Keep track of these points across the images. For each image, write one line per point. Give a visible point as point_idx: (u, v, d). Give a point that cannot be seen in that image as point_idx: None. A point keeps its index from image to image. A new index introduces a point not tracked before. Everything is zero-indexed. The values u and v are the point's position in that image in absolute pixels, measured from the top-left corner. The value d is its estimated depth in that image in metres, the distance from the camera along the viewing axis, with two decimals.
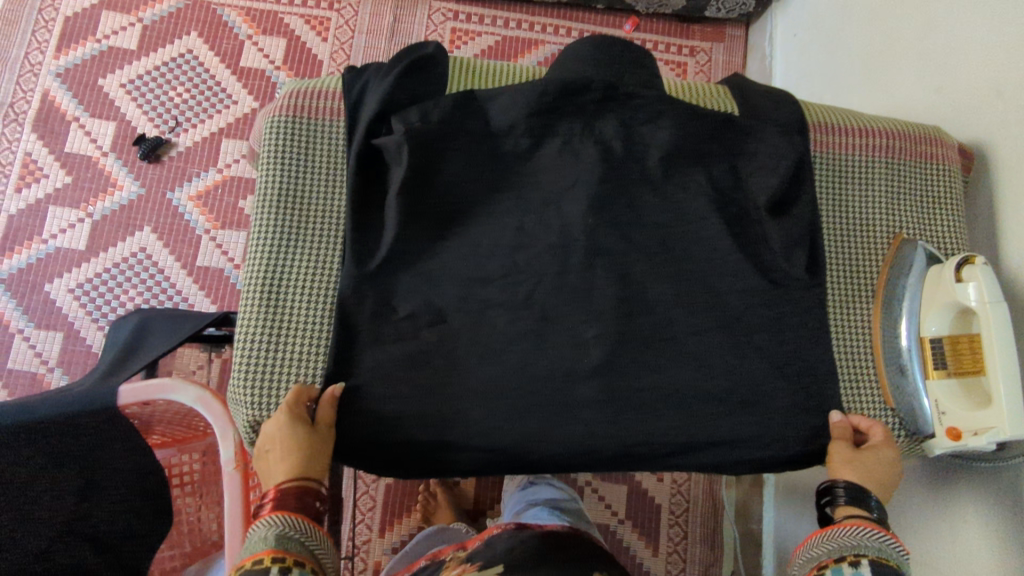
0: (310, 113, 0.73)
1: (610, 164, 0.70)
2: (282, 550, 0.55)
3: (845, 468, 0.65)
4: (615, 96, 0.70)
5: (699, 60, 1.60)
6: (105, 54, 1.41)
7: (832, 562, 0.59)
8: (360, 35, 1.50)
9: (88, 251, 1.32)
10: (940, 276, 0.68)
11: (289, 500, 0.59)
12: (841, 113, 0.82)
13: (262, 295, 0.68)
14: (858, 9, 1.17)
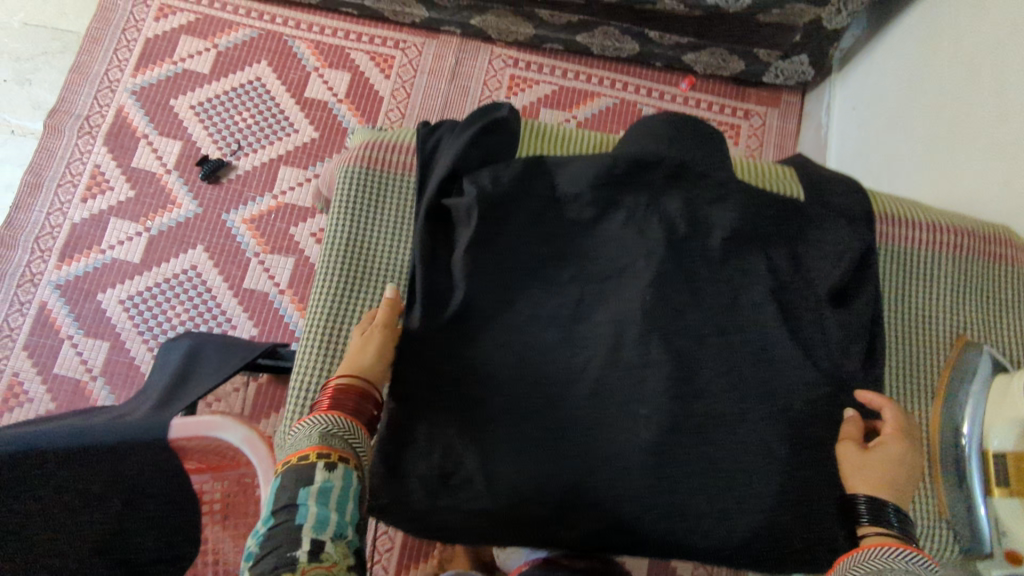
0: (385, 166, 0.78)
1: (674, 242, 0.70)
2: (325, 446, 0.60)
3: (857, 470, 0.64)
4: (685, 175, 0.70)
5: (752, 124, 1.61)
6: (179, 76, 1.47)
7: None
8: (422, 75, 1.54)
9: (142, 264, 1.36)
10: (1006, 388, 0.65)
11: (346, 399, 0.64)
12: (910, 204, 0.81)
13: (325, 336, 0.74)
14: (925, 91, 1.16)
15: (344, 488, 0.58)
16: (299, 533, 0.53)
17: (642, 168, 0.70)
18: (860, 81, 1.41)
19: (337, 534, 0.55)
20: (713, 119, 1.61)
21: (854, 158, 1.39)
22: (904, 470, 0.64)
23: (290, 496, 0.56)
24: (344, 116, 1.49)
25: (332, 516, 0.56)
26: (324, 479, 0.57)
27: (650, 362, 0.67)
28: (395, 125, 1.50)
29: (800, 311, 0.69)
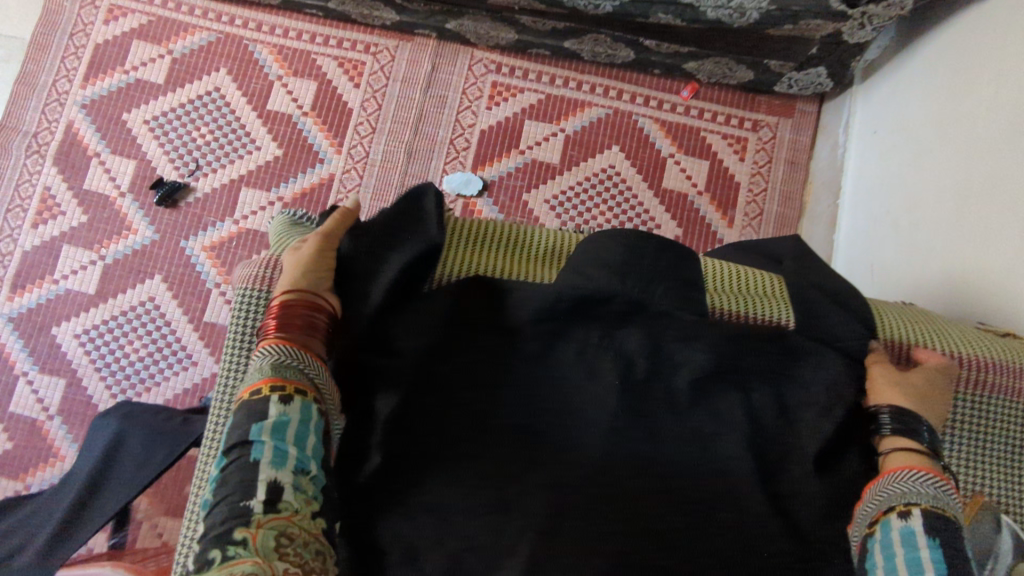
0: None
1: (630, 386, 0.64)
2: (279, 378, 0.60)
3: (889, 391, 0.64)
4: (646, 313, 0.66)
5: (761, 137, 1.44)
6: (131, 86, 1.37)
7: (882, 514, 0.57)
8: (394, 83, 1.41)
9: (97, 295, 1.29)
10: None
11: (298, 318, 0.64)
12: (913, 323, 0.75)
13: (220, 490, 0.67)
14: (951, 130, 1.02)
15: (303, 420, 0.59)
16: (257, 472, 0.54)
17: (593, 301, 0.66)
18: (881, 101, 1.25)
19: (300, 469, 0.56)
20: (718, 130, 1.45)
21: (871, 191, 1.23)
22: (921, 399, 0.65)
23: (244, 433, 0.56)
24: (310, 132, 1.38)
25: (291, 450, 0.56)
26: (279, 413, 0.58)
27: (590, 534, 0.57)
28: (366, 141, 1.39)
29: (778, 467, 0.62)
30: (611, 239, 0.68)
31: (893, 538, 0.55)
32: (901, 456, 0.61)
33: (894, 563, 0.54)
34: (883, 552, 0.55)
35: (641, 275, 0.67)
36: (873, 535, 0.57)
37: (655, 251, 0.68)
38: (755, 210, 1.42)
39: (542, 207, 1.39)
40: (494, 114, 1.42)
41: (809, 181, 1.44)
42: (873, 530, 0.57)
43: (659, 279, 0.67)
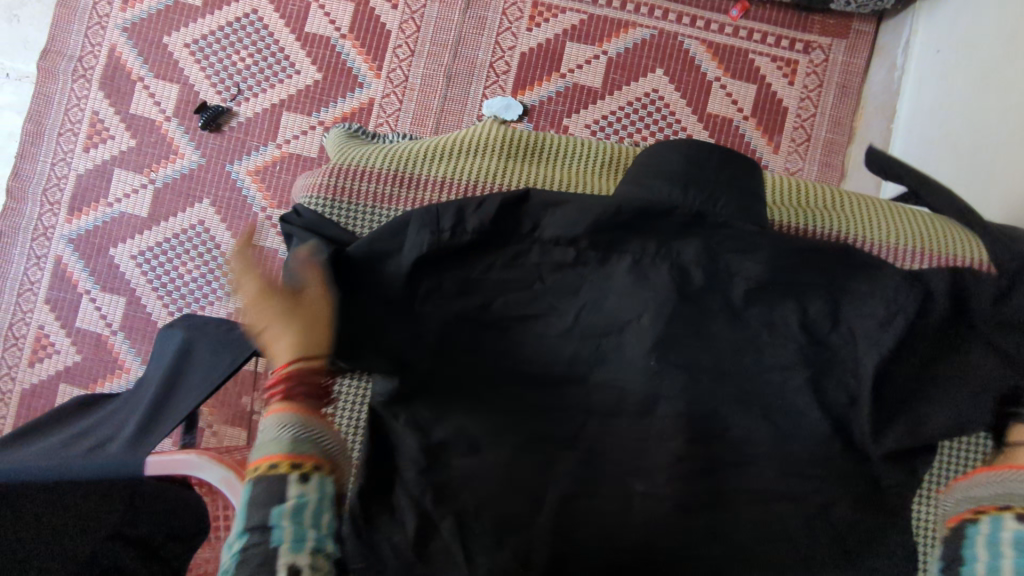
0: (356, 199, 0.70)
1: (687, 295, 0.65)
2: (296, 455, 0.53)
3: None
4: (703, 225, 0.66)
5: (813, 59, 1.39)
6: (170, 9, 1.36)
7: (992, 509, 0.56)
8: (433, 4, 1.38)
9: (150, 218, 1.33)
10: None
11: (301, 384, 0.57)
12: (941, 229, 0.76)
13: None
14: (1020, 48, 0.97)
15: (322, 498, 0.53)
16: (277, 557, 0.49)
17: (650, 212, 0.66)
18: (946, 18, 1.19)
19: (319, 549, 0.51)
20: (767, 52, 1.39)
21: (929, 114, 1.19)
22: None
23: (262, 515, 0.50)
24: (348, 55, 1.37)
25: (309, 532, 0.51)
26: (298, 493, 0.51)
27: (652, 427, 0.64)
28: (405, 64, 1.37)
29: (827, 378, 0.64)
30: (669, 149, 0.68)
31: (1002, 537, 0.53)
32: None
33: (999, 564, 0.53)
34: (988, 547, 0.54)
35: (702, 185, 0.67)
36: (978, 525, 0.55)
37: (719, 161, 0.67)
38: (802, 135, 1.38)
39: (583, 131, 1.37)
40: (535, 36, 1.39)
41: (861, 105, 1.39)
42: (978, 518, 0.56)
43: (720, 192, 0.67)
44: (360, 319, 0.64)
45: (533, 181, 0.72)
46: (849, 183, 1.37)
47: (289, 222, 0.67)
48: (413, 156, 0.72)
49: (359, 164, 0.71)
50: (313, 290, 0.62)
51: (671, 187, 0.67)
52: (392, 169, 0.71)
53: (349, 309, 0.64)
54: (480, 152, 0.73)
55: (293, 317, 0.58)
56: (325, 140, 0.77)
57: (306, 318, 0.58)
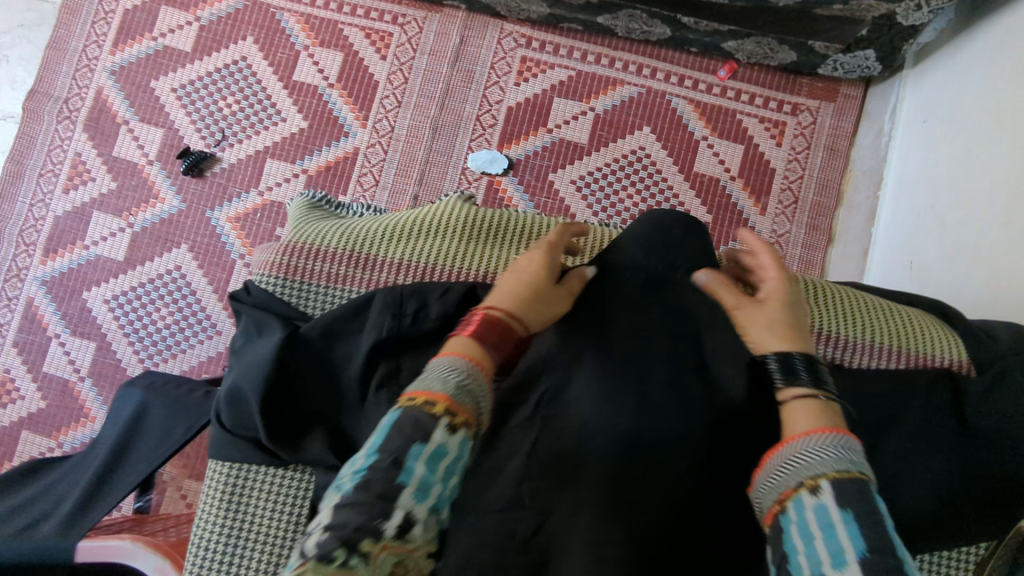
0: (305, 276, 0.68)
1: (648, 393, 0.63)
2: (455, 403, 0.50)
3: (768, 338, 0.63)
4: (660, 294, 0.71)
5: (801, 121, 1.39)
6: (159, 54, 1.37)
7: (791, 493, 0.52)
8: (422, 56, 1.38)
9: (125, 262, 1.31)
10: None
11: (490, 330, 0.56)
12: (914, 325, 0.76)
13: (226, 523, 0.64)
14: (1003, 130, 0.96)
15: (457, 458, 0.50)
16: (401, 494, 0.46)
17: (615, 284, 0.71)
18: (933, 88, 1.19)
19: (433, 509, 0.48)
20: (755, 113, 1.39)
21: (913, 184, 1.18)
22: (772, 320, 0.63)
23: (401, 447, 0.48)
24: (335, 104, 1.37)
25: (434, 487, 0.48)
26: (441, 442, 0.49)
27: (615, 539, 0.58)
28: (391, 115, 1.37)
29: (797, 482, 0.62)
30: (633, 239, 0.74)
31: (809, 518, 0.50)
32: (801, 423, 0.56)
33: (816, 552, 0.48)
34: (802, 537, 0.50)
35: (663, 252, 0.73)
36: (787, 514, 0.52)
37: (680, 233, 0.74)
38: (789, 197, 1.37)
39: (568, 187, 1.36)
40: (523, 90, 1.39)
41: (848, 169, 1.38)
42: (786, 507, 0.52)
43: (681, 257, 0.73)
44: (304, 404, 0.63)
45: (496, 267, 0.71)
46: (837, 246, 1.35)
47: (240, 301, 0.67)
48: (373, 235, 0.70)
49: (316, 243, 0.69)
50: (257, 369, 0.62)
51: (635, 267, 0.73)
52: (346, 248, 0.69)
53: (293, 393, 0.63)
54: (438, 231, 0.72)
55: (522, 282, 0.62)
56: (289, 211, 0.77)
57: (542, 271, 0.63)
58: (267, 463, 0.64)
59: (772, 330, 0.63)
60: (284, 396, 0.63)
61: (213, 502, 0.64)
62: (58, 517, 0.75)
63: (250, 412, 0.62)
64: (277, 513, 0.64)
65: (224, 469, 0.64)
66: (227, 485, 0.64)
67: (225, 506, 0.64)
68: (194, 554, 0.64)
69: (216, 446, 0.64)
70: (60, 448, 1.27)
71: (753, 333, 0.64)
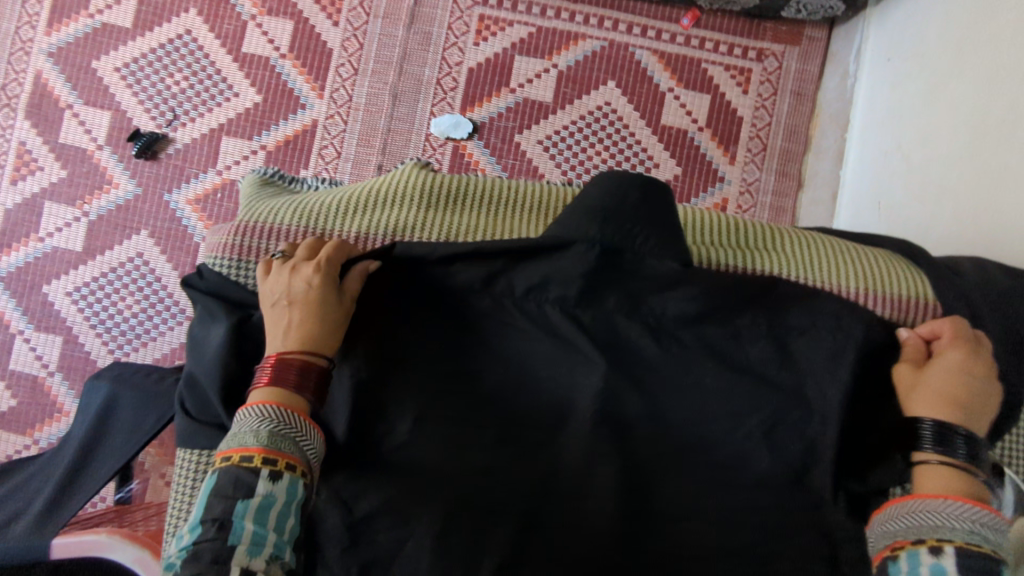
0: (256, 255, 0.66)
1: (617, 348, 0.62)
2: (272, 451, 0.53)
3: (919, 404, 0.58)
4: (619, 261, 0.63)
5: (766, 67, 1.37)
6: (98, 32, 1.30)
7: (909, 544, 0.52)
8: (376, 20, 1.33)
9: (84, 253, 1.27)
10: None
11: (289, 373, 0.57)
12: (888, 267, 0.71)
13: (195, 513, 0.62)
14: (966, 63, 0.95)
15: (290, 501, 0.53)
16: (232, 558, 0.50)
17: (564, 248, 0.63)
18: (895, 26, 1.17)
19: (274, 556, 0.52)
20: (720, 61, 1.37)
21: (880, 125, 1.17)
22: (977, 392, 0.58)
23: (225, 509, 0.52)
24: (289, 75, 1.32)
25: (269, 536, 0.52)
26: (266, 493, 0.52)
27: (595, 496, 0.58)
28: (348, 83, 1.33)
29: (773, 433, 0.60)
30: (586, 197, 0.65)
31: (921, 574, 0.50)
32: (934, 481, 0.55)
33: None
34: None
35: (624, 218, 0.63)
36: (897, 563, 0.52)
37: (638, 196, 0.63)
38: (758, 145, 1.36)
39: (535, 148, 1.33)
40: (483, 50, 1.35)
41: (815, 113, 1.37)
42: (898, 556, 0.52)
43: (641, 227, 0.63)
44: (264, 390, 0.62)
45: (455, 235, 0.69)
46: (806, 192, 1.35)
47: (193, 286, 0.66)
48: (327, 210, 0.68)
49: (268, 221, 0.67)
50: (213, 359, 0.60)
51: (587, 234, 0.63)
52: (299, 224, 0.67)
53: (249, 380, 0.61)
54: (394, 202, 0.69)
55: (300, 317, 0.60)
56: (240, 188, 0.74)
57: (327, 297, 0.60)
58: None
59: (936, 400, 0.58)
60: (241, 386, 0.60)
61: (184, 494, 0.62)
62: (33, 516, 0.74)
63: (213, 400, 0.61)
64: None
65: (192, 458, 0.62)
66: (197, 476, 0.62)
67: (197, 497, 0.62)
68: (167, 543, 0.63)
69: (182, 436, 0.63)
70: (36, 445, 1.25)
71: (914, 406, 0.58)
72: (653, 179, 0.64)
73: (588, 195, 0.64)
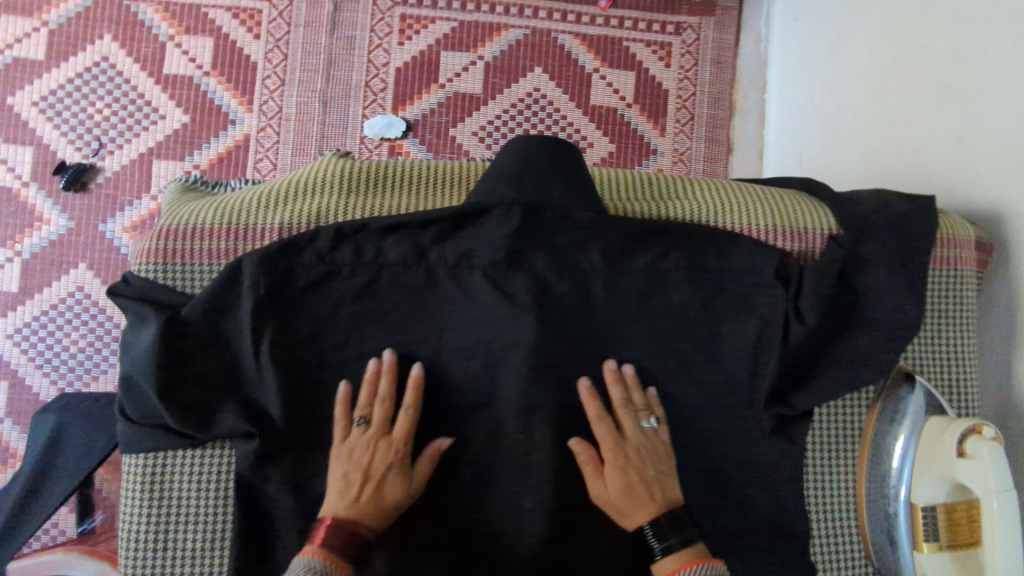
0: (180, 257, 0.65)
1: (547, 304, 0.63)
2: None
3: (605, 485, 0.60)
4: (541, 218, 0.64)
5: (685, 40, 1.41)
6: (11, 67, 1.27)
7: None
8: (297, 29, 1.33)
9: (21, 293, 1.24)
10: (941, 435, 0.58)
11: (336, 534, 0.55)
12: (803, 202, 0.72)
13: (149, 518, 0.62)
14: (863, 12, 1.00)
15: None
16: None
17: (484, 213, 0.64)
18: None
19: None
20: (641, 38, 1.41)
21: (794, 82, 1.22)
22: (660, 470, 0.60)
23: None
24: (215, 92, 1.31)
25: None
26: None
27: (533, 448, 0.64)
28: (276, 94, 1.32)
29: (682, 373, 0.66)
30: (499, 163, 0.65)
31: None
32: (669, 563, 0.56)
33: None
34: None
35: (536, 178, 0.64)
36: None
37: (550, 157, 0.65)
38: (686, 115, 1.41)
39: (471, 140, 1.36)
40: (408, 49, 1.36)
41: (736, 80, 1.42)
42: None
43: (556, 184, 0.64)
44: (196, 384, 0.60)
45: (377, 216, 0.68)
46: (736, 156, 1.40)
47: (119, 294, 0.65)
48: (247, 205, 0.67)
49: (190, 222, 0.66)
50: (144, 352, 0.59)
51: (507, 198, 0.64)
52: (220, 222, 0.66)
53: (178, 371, 0.60)
54: (313, 190, 0.68)
55: (361, 479, 0.58)
56: (165, 196, 0.73)
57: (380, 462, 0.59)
58: (184, 446, 0.62)
59: (640, 491, 0.59)
60: (173, 380, 0.60)
61: (136, 495, 0.62)
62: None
63: (151, 400, 0.61)
64: (201, 497, 0.62)
65: (142, 461, 0.62)
66: (148, 475, 0.62)
67: (149, 497, 0.62)
68: (124, 552, 0.62)
69: (126, 440, 0.62)
70: None
71: (603, 499, 0.60)
72: (564, 138, 0.66)
73: (502, 162, 0.65)
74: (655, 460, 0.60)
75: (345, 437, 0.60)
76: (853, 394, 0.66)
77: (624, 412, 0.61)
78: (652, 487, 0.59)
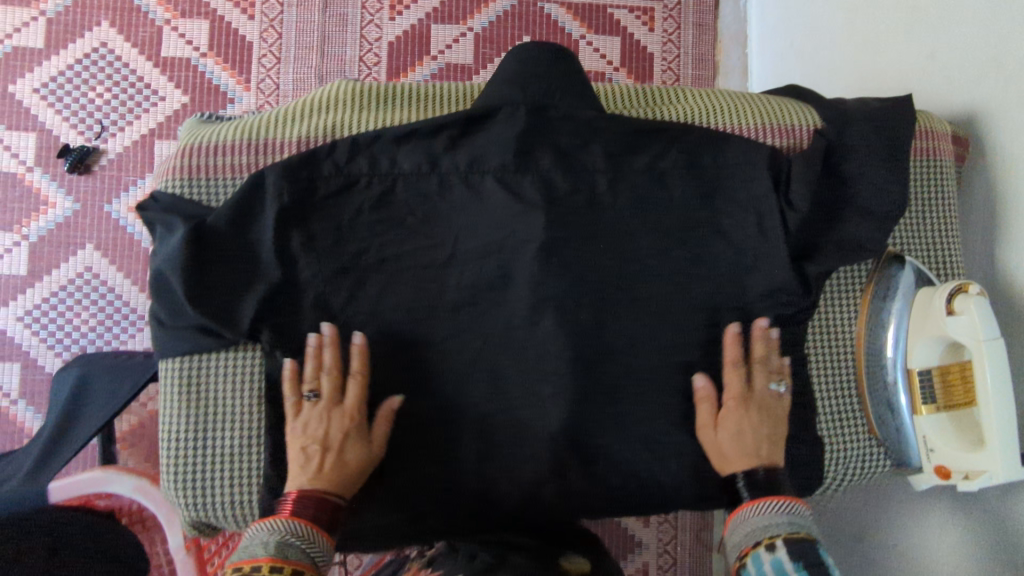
0: (204, 173, 0.68)
1: (555, 201, 0.66)
2: (280, 557, 0.55)
3: (714, 436, 0.65)
4: (545, 119, 0.67)
5: (666, 4, 1.46)
6: (11, 56, 1.29)
7: (750, 550, 0.58)
8: (290, 8, 1.37)
9: (30, 275, 1.25)
10: (931, 300, 0.64)
11: (307, 505, 0.59)
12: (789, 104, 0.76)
13: (189, 421, 0.65)
14: None
15: None
16: None
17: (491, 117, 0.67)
18: None
19: None
20: (624, 5, 1.46)
21: (774, 33, 1.27)
22: (773, 429, 0.66)
23: None
24: (213, 73, 1.34)
25: None
26: None
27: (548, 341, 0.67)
28: (273, 72, 1.36)
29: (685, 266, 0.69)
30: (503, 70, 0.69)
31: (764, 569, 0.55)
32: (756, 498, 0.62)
33: None
34: None
35: (538, 82, 0.68)
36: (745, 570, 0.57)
37: (549, 60, 0.68)
38: (672, 77, 1.45)
39: None
40: (399, 24, 1.39)
41: (718, 39, 1.47)
42: (745, 563, 0.57)
43: (557, 89, 0.68)
44: (225, 283, 0.63)
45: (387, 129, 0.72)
46: None
47: (148, 208, 0.68)
48: (264, 122, 0.70)
49: (210, 139, 0.69)
50: (173, 256, 0.62)
51: (512, 102, 0.67)
52: (239, 138, 0.69)
53: (207, 270, 0.62)
54: (326, 107, 0.72)
55: (321, 453, 0.62)
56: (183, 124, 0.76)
57: (339, 434, 0.62)
58: (217, 349, 0.65)
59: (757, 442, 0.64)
60: (202, 278, 0.62)
61: (174, 398, 0.65)
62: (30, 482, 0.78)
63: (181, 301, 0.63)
64: (237, 398, 0.65)
65: (180, 365, 0.65)
66: (184, 378, 0.65)
67: (188, 400, 0.65)
68: (165, 454, 0.65)
69: (161, 343, 0.65)
70: None
71: (721, 449, 0.65)
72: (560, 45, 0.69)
73: (504, 69, 0.69)
74: (770, 417, 0.66)
75: (299, 411, 0.63)
76: (845, 276, 0.71)
77: (759, 369, 0.67)
78: (761, 447, 0.65)
